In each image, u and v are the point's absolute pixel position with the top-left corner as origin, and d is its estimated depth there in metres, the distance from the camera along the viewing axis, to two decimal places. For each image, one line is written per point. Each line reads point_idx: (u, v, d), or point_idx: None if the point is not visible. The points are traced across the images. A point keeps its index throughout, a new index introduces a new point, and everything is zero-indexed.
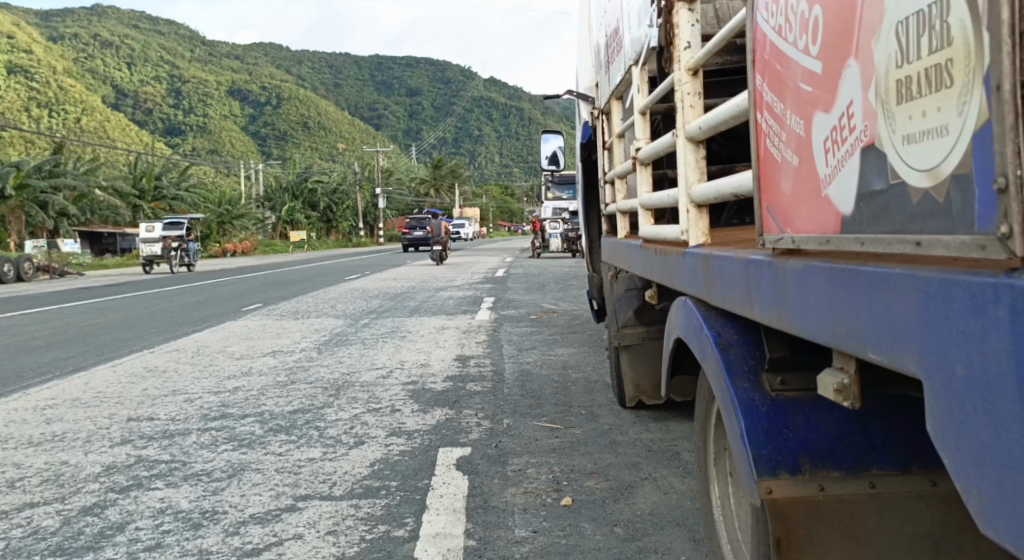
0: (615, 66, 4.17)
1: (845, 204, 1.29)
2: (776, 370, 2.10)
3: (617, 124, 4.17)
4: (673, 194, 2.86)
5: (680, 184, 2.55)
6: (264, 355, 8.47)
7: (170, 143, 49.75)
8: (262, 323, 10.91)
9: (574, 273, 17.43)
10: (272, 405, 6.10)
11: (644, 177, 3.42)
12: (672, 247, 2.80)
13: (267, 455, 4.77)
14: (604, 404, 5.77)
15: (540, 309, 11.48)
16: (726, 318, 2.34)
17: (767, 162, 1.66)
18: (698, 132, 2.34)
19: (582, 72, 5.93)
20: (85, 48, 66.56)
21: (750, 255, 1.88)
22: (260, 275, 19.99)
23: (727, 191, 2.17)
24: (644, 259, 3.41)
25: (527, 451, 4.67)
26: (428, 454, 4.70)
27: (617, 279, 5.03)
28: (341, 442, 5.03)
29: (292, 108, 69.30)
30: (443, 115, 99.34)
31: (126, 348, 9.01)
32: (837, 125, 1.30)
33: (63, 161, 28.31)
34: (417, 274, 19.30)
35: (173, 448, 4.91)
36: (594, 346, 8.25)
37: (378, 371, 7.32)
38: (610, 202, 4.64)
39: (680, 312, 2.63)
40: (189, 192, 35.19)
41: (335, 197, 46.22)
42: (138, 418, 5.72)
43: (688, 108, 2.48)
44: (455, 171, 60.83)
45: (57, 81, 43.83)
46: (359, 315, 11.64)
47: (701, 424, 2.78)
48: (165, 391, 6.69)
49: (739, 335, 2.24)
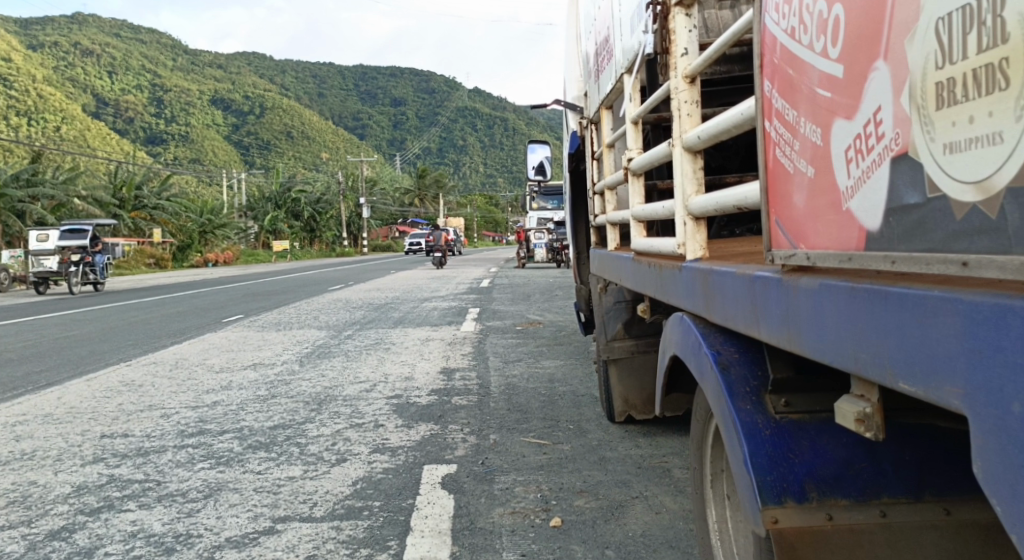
0: (605, 75, 4.07)
1: (871, 218, 1.19)
2: (779, 392, 1.98)
3: (607, 134, 4.07)
4: (668, 204, 2.75)
5: (676, 196, 2.44)
6: (243, 368, 8.28)
7: (152, 152, 49.42)
8: (242, 335, 10.71)
9: (560, 284, 17.30)
10: (251, 421, 5.95)
11: (636, 188, 3.32)
12: (667, 261, 2.69)
13: (245, 474, 4.63)
14: (592, 419, 5.66)
15: (526, 320, 11.36)
16: (725, 336, 2.22)
17: (774, 173, 1.55)
18: (696, 141, 2.23)
19: (569, 82, 5.84)
20: (66, 57, 66.06)
21: (755, 271, 1.76)
22: (242, 286, 19.77)
23: (728, 203, 2.05)
24: (636, 272, 3.30)
25: (515, 469, 4.55)
26: (412, 472, 4.57)
27: (606, 292, 4.93)
28: (322, 459, 4.89)
29: (276, 118, 69.07)
30: (428, 125, 99.41)
31: (101, 361, 8.80)
32: (862, 133, 1.20)
33: (41, 170, 28.01)
34: (401, 284, 19.15)
35: (147, 467, 4.78)
36: (580, 358, 8.15)
37: (362, 385, 7.17)
38: (599, 213, 4.54)
39: (676, 329, 2.51)
40: (169, 202, 34.93)
41: (319, 207, 45.96)
42: (112, 435, 5.56)
43: (685, 117, 2.37)
44: (439, 181, 60.65)
45: (38, 90, 43.48)
46: (342, 326, 11.46)
47: (697, 445, 2.67)
48: (141, 406, 6.52)
49: (740, 353, 2.13)
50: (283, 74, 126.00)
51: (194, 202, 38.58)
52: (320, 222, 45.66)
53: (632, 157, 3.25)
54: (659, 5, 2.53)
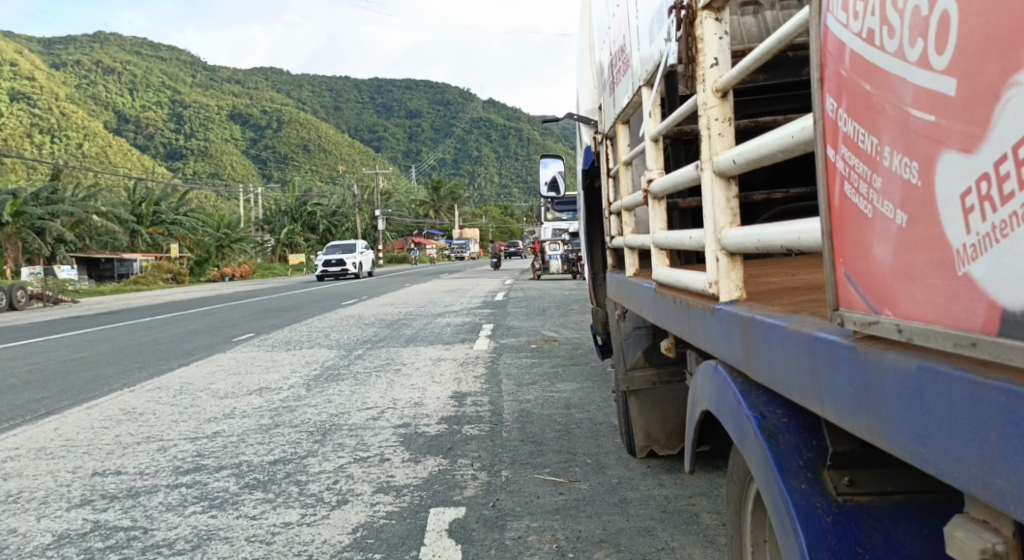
0: (621, 87, 3.75)
1: (1007, 291, 0.87)
2: (841, 468, 1.65)
3: (623, 150, 3.73)
4: (699, 233, 2.40)
5: (706, 228, 2.10)
6: (248, 393, 7.95)
7: (171, 166, 49.66)
8: (251, 356, 10.40)
9: (577, 297, 16.84)
10: (251, 455, 5.61)
11: (657, 212, 2.96)
12: (694, 298, 2.35)
13: (239, 519, 4.30)
14: (611, 452, 5.31)
15: (540, 337, 10.94)
16: (768, 395, 1.88)
17: (841, 213, 1.21)
18: (731, 165, 1.89)
19: (584, 94, 5.50)
20: (86, 75, 66.65)
21: (813, 331, 1.40)
22: (257, 301, 19.53)
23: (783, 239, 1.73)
24: (659, 306, 2.97)
25: (529, 513, 4.22)
26: (417, 517, 4.24)
27: (624, 318, 4.60)
28: (321, 501, 4.55)
29: (293, 132, 69.25)
30: (443, 136, 99.81)
31: (105, 386, 8.53)
32: (992, 174, 0.89)
33: (61, 187, 28.07)
34: (416, 298, 18.84)
35: (135, 512, 4.46)
36: (597, 380, 7.79)
37: (369, 412, 6.83)
38: (616, 235, 4.20)
39: (709, 380, 2.17)
40: (186, 218, 34.90)
41: (334, 219, 45.72)
42: (103, 473, 5.26)
43: (716, 137, 2.02)
44: (453, 193, 60.08)
45: (59, 107, 43.86)
46: (352, 345, 11.12)
47: (735, 511, 2.33)
48: (138, 438, 6.22)
49: (789, 416, 1.78)
50: (300, 87, 126.48)
51: (211, 217, 38.42)
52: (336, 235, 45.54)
53: (651, 178, 2.92)
54: (683, 9, 2.19)
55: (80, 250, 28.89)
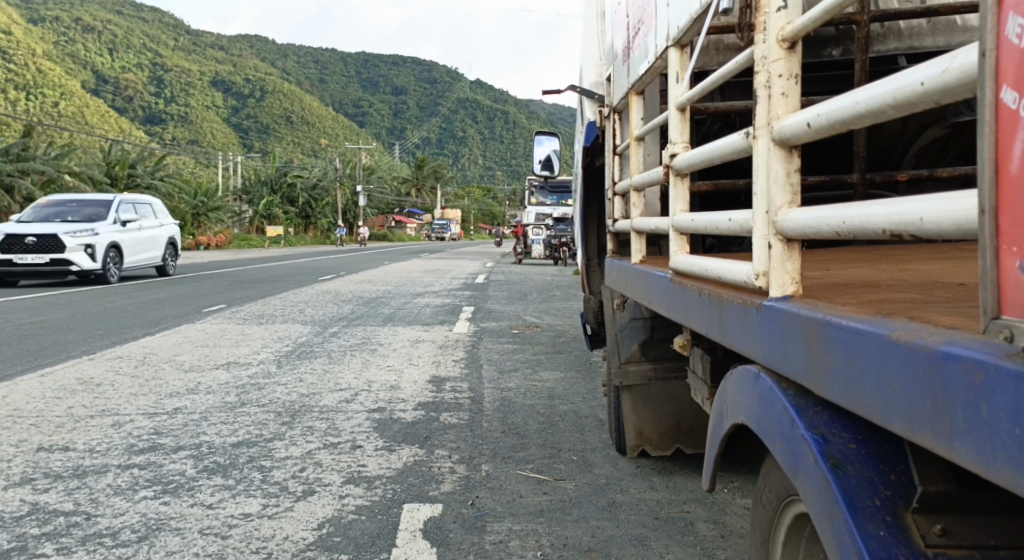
0: (637, 54, 3.39)
1: None
2: (929, 513, 1.33)
3: (636, 123, 3.38)
4: (738, 215, 2.03)
5: (756, 208, 1.74)
6: (215, 368, 7.53)
7: (150, 131, 48.76)
8: (220, 328, 9.94)
9: (559, 283, 16.47)
10: (212, 436, 5.22)
11: (678, 192, 2.60)
12: (730, 291, 2.00)
13: (192, 508, 3.93)
14: (598, 449, 4.98)
15: (522, 323, 10.57)
16: (830, 412, 1.53)
17: (1014, 186, 0.93)
18: (797, 130, 1.53)
19: (588, 68, 5.15)
20: (66, 33, 65.45)
21: (934, 342, 1.09)
22: (231, 272, 19.02)
23: (877, 217, 1.31)
24: (676, 298, 2.63)
25: (511, 514, 3.89)
26: (388, 513, 3.89)
27: (623, 308, 4.29)
28: (286, 491, 4.18)
29: (276, 103, 68.36)
30: (428, 115, 99.00)
31: (63, 353, 8.07)
32: None
33: (33, 145, 27.38)
34: (395, 276, 18.36)
35: (79, 495, 4.07)
36: (582, 370, 7.45)
37: (342, 394, 6.45)
38: (619, 217, 3.88)
39: (745, 389, 1.83)
40: (162, 183, 34.13)
41: (315, 193, 44.91)
42: (49, 449, 4.86)
43: (778, 98, 1.65)
44: (436, 172, 59.38)
45: (36, 64, 42.89)
46: (327, 321, 10.69)
47: (762, 544, 2.01)
48: (93, 411, 5.81)
49: (860, 441, 1.44)
50: (284, 57, 124.98)
51: (187, 183, 37.75)
52: (315, 209, 44.87)
53: (675, 152, 2.57)
54: None
55: None
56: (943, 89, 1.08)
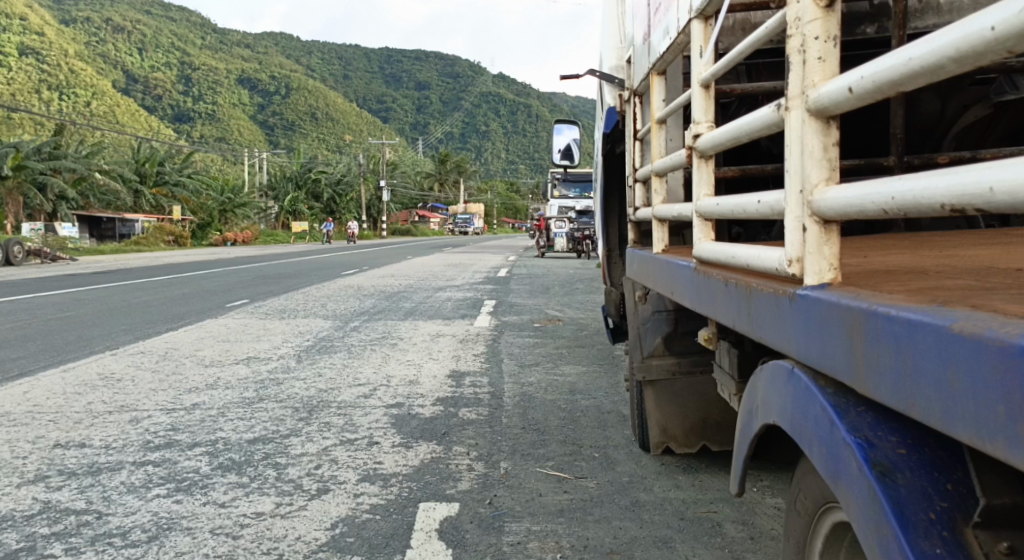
0: (658, 32, 3.22)
1: None
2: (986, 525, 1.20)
3: (657, 104, 3.21)
4: (768, 196, 1.88)
5: (789, 187, 1.59)
6: (235, 363, 7.47)
7: (177, 128, 49.13)
8: (242, 323, 9.88)
9: (582, 276, 16.29)
10: (229, 432, 5.13)
11: (702, 175, 2.44)
12: (761, 278, 1.84)
13: (205, 506, 3.83)
14: (621, 446, 4.84)
15: (544, 316, 10.44)
16: (874, 413, 1.39)
17: None
18: (836, 96, 1.38)
19: (608, 51, 4.98)
20: (95, 34, 66.18)
21: (1007, 335, 0.96)
22: (255, 267, 19.02)
23: (934, 188, 1.16)
24: (699, 288, 2.49)
25: (529, 514, 3.75)
26: (404, 513, 3.77)
27: (646, 300, 4.15)
28: (300, 489, 4.07)
29: (301, 99, 68.66)
30: (452, 109, 99.07)
31: (84, 349, 8.01)
32: None
33: (64, 143, 27.64)
34: (418, 271, 18.28)
35: (92, 493, 3.99)
36: (604, 364, 7.31)
37: (360, 389, 6.35)
38: (641, 205, 3.72)
39: (778, 386, 1.69)
40: (190, 180, 34.35)
41: (339, 188, 44.84)
42: (65, 445, 4.79)
43: (815, 63, 1.49)
44: (459, 167, 59.45)
45: (67, 64, 43.36)
46: (349, 316, 10.61)
47: (797, 553, 1.87)
48: (111, 407, 5.74)
49: (911, 446, 1.31)
50: (308, 54, 125.67)
51: (215, 180, 37.87)
52: (340, 204, 44.99)
53: (699, 132, 2.42)
54: None
55: (82, 207, 28.38)
56: (1021, 34, 0.95)
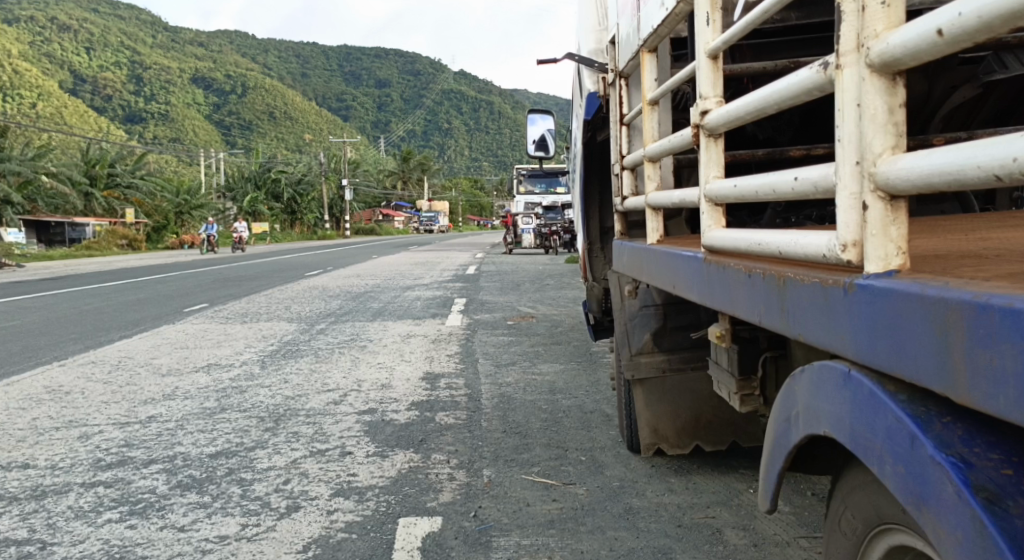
0: (648, 5, 2.97)
1: None
2: None
3: (649, 83, 2.96)
4: (801, 175, 1.63)
5: (843, 157, 1.35)
6: (194, 371, 7.10)
7: (130, 129, 48.09)
8: (202, 328, 9.48)
9: (551, 272, 16.02)
10: (188, 446, 4.80)
11: (711, 156, 2.19)
12: (803, 266, 1.60)
13: (162, 531, 3.52)
14: (608, 448, 4.60)
15: (517, 313, 10.19)
16: (966, 424, 1.16)
17: None
18: (917, 42, 1.15)
19: (584, 35, 4.73)
20: (41, 33, 64.63)
21: None
22: (213, 270, 18.49)
23: None
24: (709, 280, 2.24)
25: (517, 526, 3.50)
26: (383, 530, 3.49)
27: (634, 295, 3.91)
28: (267, 508, 3.77)
29: (258, 97, 67.67)
30: (413, 107, 98.37)
31: (29, 361, 7.56)
32: None
33: (9, 146, 26.76)
34: (382, 269, 17.88)
35: (35, 520, 3.65)
36: (583, 362, 7.07)
37: (329, 395, 6.04)
38: (629, 194, 3.45)
39: (827, 391, 1.45)
40: (143, 181, 33.54)
41: (300, 188, 44.07)
42: (6, 468, 4.42)
43: (879, 9, 1.26)
44: (422, 164, 58.92)
45: (12, 65, 42.19)
46: (314, 318, 10.25)
47: None
48: (60, 422, 5.38)
49: (1017, 465, 1.09)
50: (264, 52, 124.05)
51: (170, 182, 36.97)
52: (301, 204, 44.30)
53: (707, 108, 2.18)
54: None
55: (30, 212, 27.53)
56: None
